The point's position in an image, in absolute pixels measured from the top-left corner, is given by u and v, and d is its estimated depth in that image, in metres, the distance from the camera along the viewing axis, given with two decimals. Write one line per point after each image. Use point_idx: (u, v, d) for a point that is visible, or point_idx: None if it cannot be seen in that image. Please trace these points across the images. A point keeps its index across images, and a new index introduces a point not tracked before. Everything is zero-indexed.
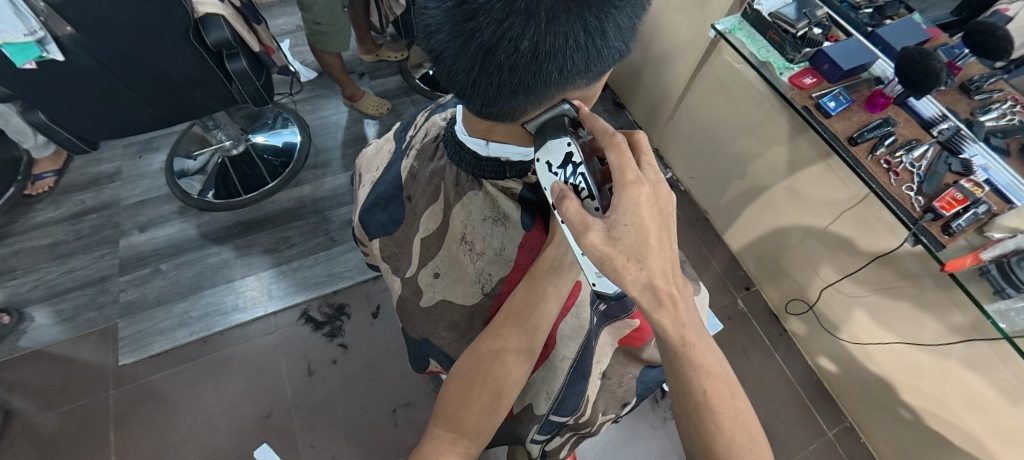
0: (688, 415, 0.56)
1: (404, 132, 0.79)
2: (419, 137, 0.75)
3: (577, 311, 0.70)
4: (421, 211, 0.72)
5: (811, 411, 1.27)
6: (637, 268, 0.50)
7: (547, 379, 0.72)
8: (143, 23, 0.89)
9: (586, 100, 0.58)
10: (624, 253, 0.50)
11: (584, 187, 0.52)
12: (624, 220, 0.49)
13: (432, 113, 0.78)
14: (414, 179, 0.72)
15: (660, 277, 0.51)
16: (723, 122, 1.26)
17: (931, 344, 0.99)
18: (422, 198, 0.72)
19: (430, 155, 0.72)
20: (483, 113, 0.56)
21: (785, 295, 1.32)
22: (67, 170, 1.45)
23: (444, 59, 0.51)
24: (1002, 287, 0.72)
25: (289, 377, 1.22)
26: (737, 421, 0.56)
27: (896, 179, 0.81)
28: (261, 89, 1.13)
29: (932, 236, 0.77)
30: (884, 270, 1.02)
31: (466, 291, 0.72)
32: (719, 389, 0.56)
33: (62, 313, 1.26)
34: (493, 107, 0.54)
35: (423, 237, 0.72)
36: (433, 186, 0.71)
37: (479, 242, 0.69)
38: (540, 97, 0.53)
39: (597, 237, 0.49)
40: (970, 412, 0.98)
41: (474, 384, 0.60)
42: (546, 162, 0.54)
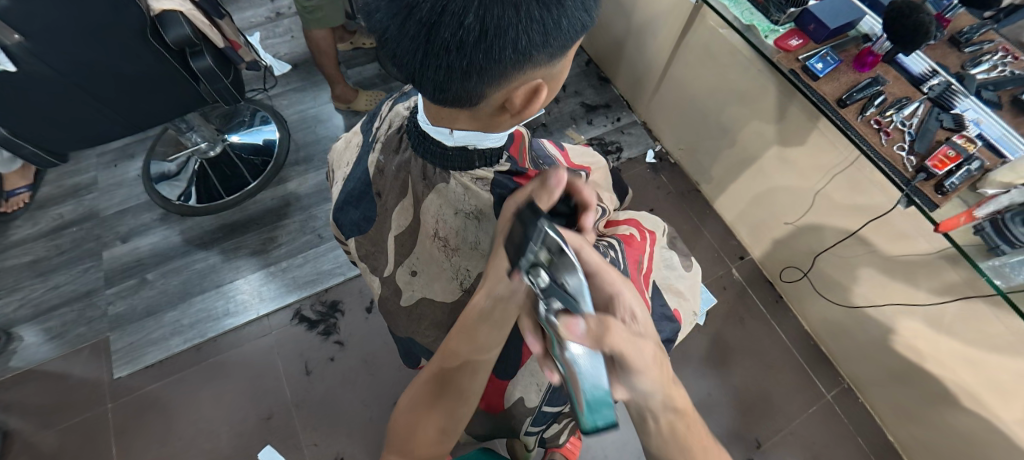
0: None
1: (369, 124, 0.75)
2: (382, 129, 0.71)
3: None
4: (391, 208, 0.69)
5: (809, 375, 1.27)
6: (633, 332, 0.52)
7: (535, 371, 0.71)
8: (98, 25, 0.85)
9: (551, 82, 0.55)
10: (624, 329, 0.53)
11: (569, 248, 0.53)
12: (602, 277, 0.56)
13: (394, 102, 0.74)
14: (382, 173, 0.69)
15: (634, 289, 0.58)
16: (710, 91, 1.23)
17: (926, 302, 0.99)
18: (391, 194, 0.68)
19: (395, 146, 0.68)
20: (438, 100, 0.54)
21: (780, 262, 1.31)
22: (40, 183, 1.41)
23: (389, 42, 0.49)
24: (996, 244, 0.70)
25: (286, 378, 1.21)
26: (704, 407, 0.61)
27: (887, 139, 0.78)
28: (230, 86, 1.08)
29: (925, 196, 0.74)
30: (879, 232, 1.01)
31: (445, 288, 0.71)
32: None
33: (52, 329, 1.24)
34: (447, 92, 0.51)
35: (396, 235, 0.69)
36: (399, 181, 0.67)
37: (453, 237, 0.67)
38: (495, 80, 0.50)
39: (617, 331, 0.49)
40: (966, 367, 0.98)
41: (453, 380, 0.63)
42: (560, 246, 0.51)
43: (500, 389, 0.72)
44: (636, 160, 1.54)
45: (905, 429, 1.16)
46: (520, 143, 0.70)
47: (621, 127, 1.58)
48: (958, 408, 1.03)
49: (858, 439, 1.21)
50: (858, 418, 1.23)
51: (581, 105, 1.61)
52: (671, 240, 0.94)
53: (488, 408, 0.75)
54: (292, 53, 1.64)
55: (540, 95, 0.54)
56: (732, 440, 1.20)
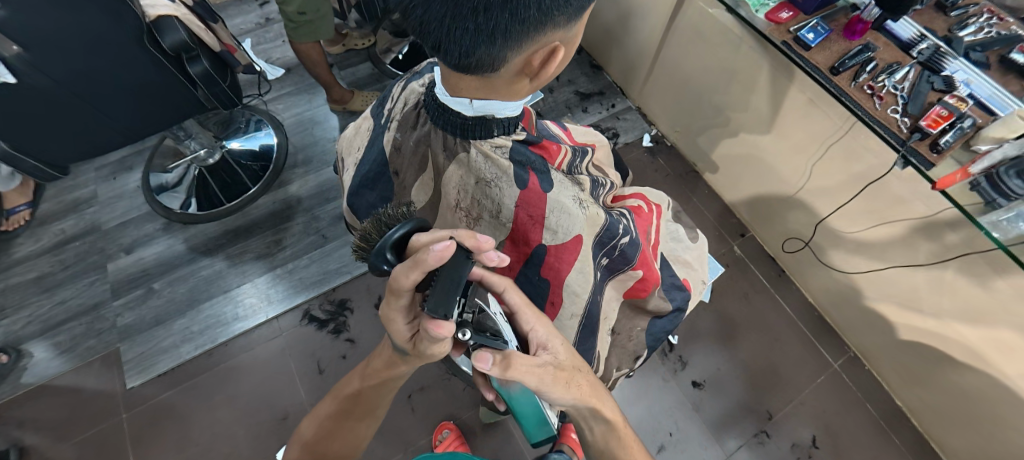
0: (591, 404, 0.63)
1: (380, 107, 0.75)
2: (398, 108, 0.71)
3: (581, 267, 0.69)
4: (410, 184, 0.70)
5: (815, 345, 1.29)
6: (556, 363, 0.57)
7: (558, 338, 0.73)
8: (97, 33, 0.86)
9: (568, 45, 0.57)
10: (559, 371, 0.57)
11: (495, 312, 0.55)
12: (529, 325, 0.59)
13: (408, 83, 0.73)
14: (399, 151, 0.69)
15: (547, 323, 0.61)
16: (703, 70, 1.25)
17: (927, 263, 1.00)
18: (410, 170, 0.69)
19: (412, 122, 0.68)
20: (461, 67, 0.55)
21: (780, 235, 1.33)
22: (40, 200, 1.40)
23: (415, 9, 0.50)
24: (992, 198, 0.72)
25: (299, 379, 1.22)
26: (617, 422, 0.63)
27: (881, 103, 0.79)
28: (227, 90, 1.09)
29: (921, 156, 0.76)
30: (876, 198, 1.02)
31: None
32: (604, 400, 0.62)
33: (61, 344, 1.24)
34: (471, 57, 0.52)
35: (416, 210, 0.72)
36: (419, 157, 0.68)
37: (474, 207, 0.67)
38: (518, 43, 0.51)
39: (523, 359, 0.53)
40: (968, 327, 1.00)
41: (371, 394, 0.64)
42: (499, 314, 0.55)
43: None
44: (633, 145, 1.56)
45: (912, 392, 1.18)
46: (530, 119, 0.73)
47: (616, 113, 1.60)
48: (963, 368, 1.04)
49: (866, 405, 1.23)
50: (865, 385, 1.25)
51: (575, 93, 1.63)
52: (675, 215, 0.95)
53: None
54: (284, 57, 1.64)
55: (557, 56, 0.56)
56: (743, 413, 1.22)
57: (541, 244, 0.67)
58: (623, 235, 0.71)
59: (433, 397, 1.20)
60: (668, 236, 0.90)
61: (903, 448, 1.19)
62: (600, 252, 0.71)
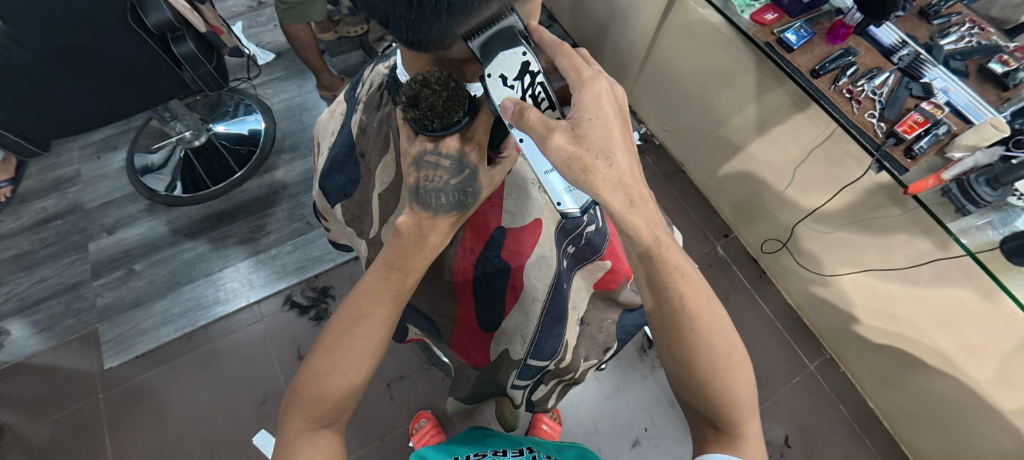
0: (682, 340, 0.55)
1: (352, 90, 0.75)
2: (364, 90, 0.72)
3: (542, 252, 0.66)
4: (375, 165, 0.69)
5: (791, 346, 1.31)
6: (607, 166, 0.50)
7: (520, 323, 0.70)
8: (80, 10, 0.85)
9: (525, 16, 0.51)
10: (591, 152, 0.49)
11: (543, 98, 0.50)
12: (589, 115, 0.49)
13: (375, 65, 0.73)
14: (364, 132, 0.70)
15: (629, 175, 0.52)
16: (692, 70, 1.25)
17: (902, 268, 1.01)
18: (374, 151, 0.69)
19: (376, 104, 0.68)
20: (410, 41, 0.49)
21: (762, 236, 1.34)
22: (22, 177, 1.39)
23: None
24: (963, 205, 0.75)
25: (279, 364, 1.22)
26: (714, 323, 0.55)
27: (859, 107, 0.80)
28: (214, 72, 1.08)
29: (895, 160, 0.77)
30: (852, 202, 1.03)
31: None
32: (694, 292, 0.55)
33: (39, 323, 1.23)
34: (419, 32, 0.47)
35: (380, 192, 0.69)
36: (381, 137, 0.67)
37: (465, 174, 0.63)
38: (467, 16, 0.46)
39: (563, 139, 0.48)
40: (940, 332, 1.01)
41: (338, 377, 0.56)
42: (499, 76, 0.48)
43: (485, 344, 0.74)
44: None
45: (884, 394, 1.20)
46: None
47: None
48: (934, 372, 1.06)
49: (839, 406, 1.25)
50: (840, 387, 1.27)
51: None
52: None
53: (475, 363, 0.77)
54: (275, 42, 1.63)
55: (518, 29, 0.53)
56: None
57: (499, 227, 0.65)
58: (589, 224, 0.69)
59: (412, 387, 1.21)
60: None
61: (874, 449, 1.21)
62: (565, 240, 0.69)
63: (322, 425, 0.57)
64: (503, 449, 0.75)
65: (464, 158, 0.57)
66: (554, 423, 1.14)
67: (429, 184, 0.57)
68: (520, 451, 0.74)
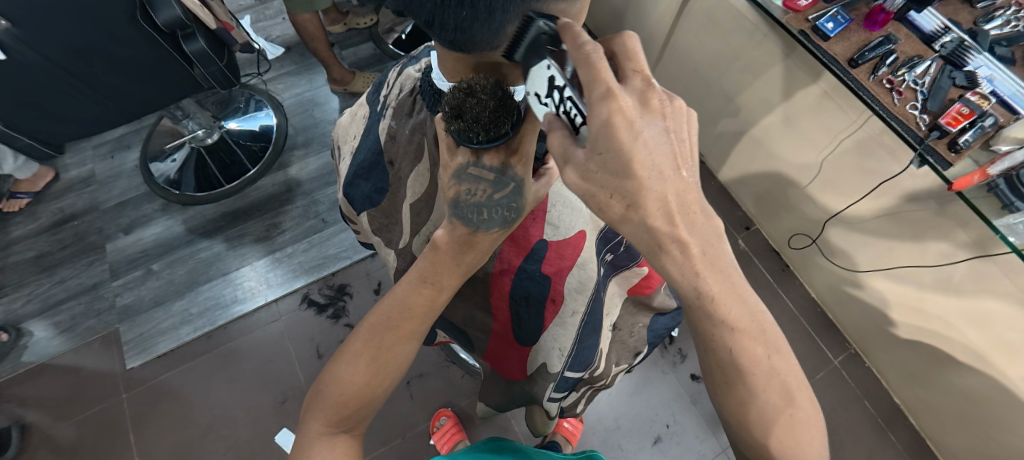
0: (732, 393, 0.50)
1: (377, 92, 0.72)
2: (394, 94, 0.69)
3: (583, 263, 0.65)
4: (407, 174, 0.67)
5: (816, 341, 1.28)
6: (625, 207, 0.44)
7: (557, 335, 0.67)
8: (90, 11, 0.83)
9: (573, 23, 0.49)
10: (608, 191, 0.44)
11: (576, 113, 0.44)
12: (600, 149, 0.42)
13: (404, 68, 0.71)
14: (394, 139, 0.68)
15: (662, 216, 0.44)
16: (714, 58, 1.21)
17: (935, 264, 0.97)
18: (405, 160, 0.67)
19: (408, 110, 0.67)
20: (457, 44, 0.48)
21: (787, 230, 1.31)
22: (46, 193, 1.37)
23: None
24: (1011, 201, 0.71)
25: (297, 363, 1.21)
26: (773, 379, 0.49)
27: (899, 98, 0.77)
28: (224, 69, 1.06)
29: (938, 155, 0.73)
30: (886, 197, 0.99)
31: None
32: (748, 345, 0.49)
33: (60, 324, 1.24)
34: (467, 33, 0.45)
35: (412, 202, 0.67)
36: (415, 145, 0.66)
37: None
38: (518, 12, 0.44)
39: (574, 174, 0.45)
40: (973, 329, 0.98)
41: (363, 384, 0.55)
42: (534, 93, 0.46)
43: (523, 357, 0.71)
44: None
45: (912, 392, 1.17)
46: None
47: None
48: (964, 368, 1.03)
49: (865, 402, 1.22)
50: (865, 381, 1.24)
51: None
52: None
53: (508, 374, 0.76)
54: (284, 36, 1.60)
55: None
56: None
57: (541, 239, 0.65)
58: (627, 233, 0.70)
59: (431, 385, 1.21)
60: None
61: (900, 446, 1.18)
62: (604, 247, 0.69)
63: (341, 431, 0.56)
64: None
65: (506, 172, 0.54)
66: (576, 421, 1.14)
67: (469, 197, 0.54)
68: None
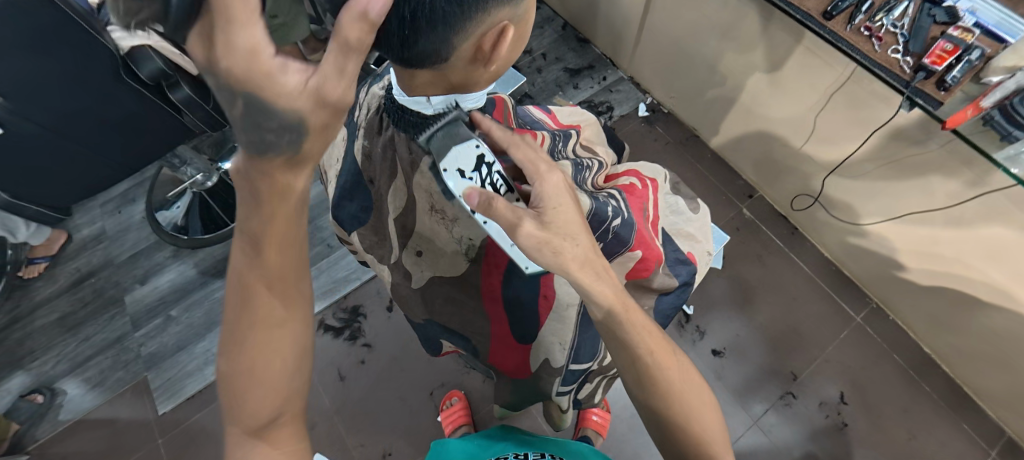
0: (629, 359, 0.53)
1: (350, 114, 0.72)
2: (363, 114, 0.69)
3: None
4: (386, 191, 0.67)
5: (835, 300, 1.26)
6: (573, 245, 0.49)
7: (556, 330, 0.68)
8: (77, 74, 0.85)
9: (521, 24, 0.49)
10: (559, 236, 0.49)
11: (501, 183, 0.52)
12: (551, 204, 0.49)
13: (370, 86, 0.70)
14: (370, 159, 0.67)
15: (592, 253, 0.51)
16: (692, 30, 1.20)
17: (945, 206, 0.95)
18: (383, 177, 0.67)
19: (377, 128, 0.65)
20: (407, 58, 0.49)
21: (791, 193, 1.29)
22: (62, 254, 1.41)
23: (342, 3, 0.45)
24: (1008, 132, 0.68)
25: (322, 388, 1.23)
26: (660, 349, 0.54)
27: (881, 44, 0.74)
28: (213, 111, 1.07)
29: (927, 95, 0.70)
30: (883, 146, 0.98)
31: (451, 262, 0.67)
32: (637, 323, 0.53)
33: (90, 379, 1.27)
34: (414, 47, 0.47)
35: (395, 217, 0.67)
36: (388, 162, 0.65)
37: (449, 208, 0.62)
38: (457, 27, 0.45)
39: (531, 230, 0.48)
40: (993, 265, 0.95)
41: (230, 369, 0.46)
42: (456, 171, 0.52)
43: (526, 355, 0.72)
44: (628, 116, 1.51)
45: (941, 338, 1.14)
46: (503, 108, 0.69)
47: (608, 86, 1.55)
48: (990, 308, 1.00)
49: (894, 356, 1.19)
50: (891, 335, 1.21)
51: (564, 70, 1.58)
52: (676, 185, 0.91)
53: (513, 373, 0.76)
54: None
55: (508, 37, 0.48)
56: (768, 376, 1.19)
57: None
58: (614, 218, 0.66)
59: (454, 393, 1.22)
60: (668, 209, 0.86)
61: (935, 395, 1.15)
62: (592, 237, 0.66)
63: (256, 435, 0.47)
64: (523, 452, 0.78)
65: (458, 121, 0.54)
66: (603, 412, 1.13)
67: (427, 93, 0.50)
68: (541, 454, 0.77)
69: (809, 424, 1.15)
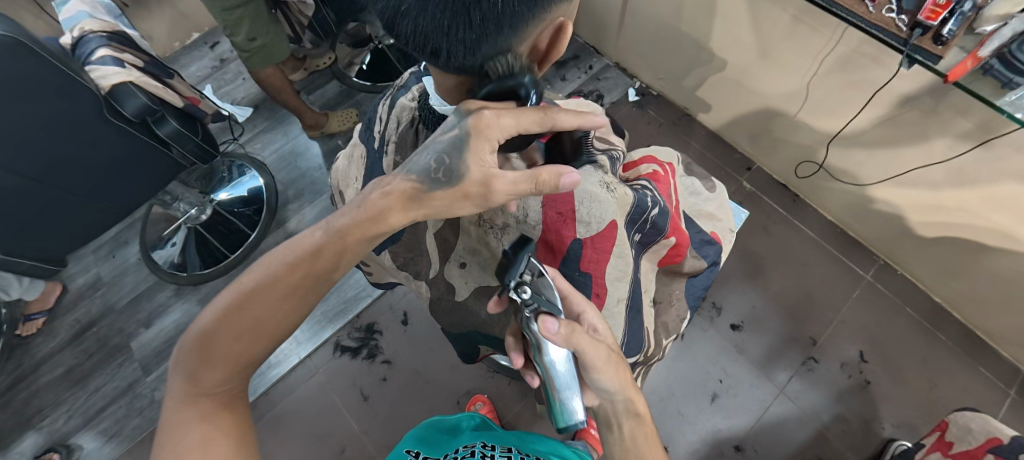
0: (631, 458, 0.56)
1: (371, 131, 0.73)
2: (391, 128, 0.69)
3: (620, 251, 0.67)
4: None
5: (844, 261, 1.28)
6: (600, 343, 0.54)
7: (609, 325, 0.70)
8: (58, 119, 0.82)
9: (571, 19, 0.53)
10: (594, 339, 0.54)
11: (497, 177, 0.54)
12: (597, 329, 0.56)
13: (394, 100, 0.71)
14: None
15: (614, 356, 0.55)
16: (675, 10, 1.20)
17: (945, 159, 0.96)
18: None
19: (412, 142, 0.66)
20: (466, 67, 0.50)
21: (790, 162, 1.30)
22: (59, 307, 1.36)
23: (409, 13, 0.45)
24: (1009, 79, 0.69)
25: (346, 410, 1.22)
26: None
27: (874, 5, 0.75)
28: (201, 143, 1.08)
29: (927, 51, 0.71)
30: (878, 105, 0.98)
31: (498, 270, 0.69)
32: (647, 432, 0.57)
33: (106, 431, 1.23)
34: (477, 54, 0.48)
35: (437, 231, 0.70)
36: None
37: (498, 216, 0.66)
38: (523, 30, 0.47)
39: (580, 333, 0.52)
40: (996, 211, 0.96)
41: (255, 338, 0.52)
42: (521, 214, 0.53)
43: None
44: (619, 102, 1.51)
45: (950, 287, 1.16)
46: None
47: (596, 74, 1.55)
48: (998, 252, 1.02)
49: (906, 310, 1.22)
50: (901, 290, 1.23)
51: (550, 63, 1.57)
52: (688, 167, 0.92)
53: None
54: (249, 95, 1.60)
55: (564, 32, 0.52)
56: (788, 344, 1.21)
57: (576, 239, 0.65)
58: (653, 208, 0.68)
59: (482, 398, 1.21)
60: (686, 192, 0.86)
61: (951, 343, 1.18)
62: (633, 228, 0.68)
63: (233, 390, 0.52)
64: (492, 443, 0.79)
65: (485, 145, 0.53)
66: None
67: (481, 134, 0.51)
68: (508, 448, 0.77)
69: (834, 387, 1.16)
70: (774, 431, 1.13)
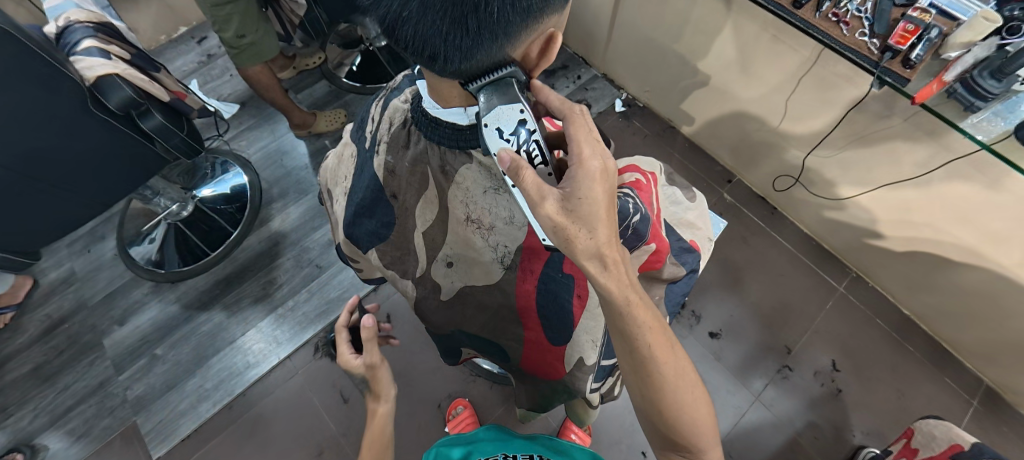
0: (637, 374, 0.55)
1: (362, 131, 0.73)
2: (384, 128, 0.69)
3: None
4: (413, 204, 0.68)
5: (818, 273, 1.32)
6: (588, 236, 0.53)
7: (590, 328, 0.71)
8: (38, 110, 0.81)
9: (562, 30, 0.55)
10: (575, 224, 0.52)
11: (537, 155, 0.54)
12: (579, 193, 0.52)
13: (387, 101, 0.72)
14: (394, 174, 0.68)
15: (608, 245, 0.54)
16: (661, 25, 1.24)
17: (913, 176, 1.01)
18: (410, 191, 0.68)
19: (404, 141, 0.67)
20: (461, 72, 0.51)
21: (768, 176, 1.34)
22: (28, 302, 1.32)
23: (409, 18, 0.47)
24: (970, 102, 0.74)
25: (325, 412, 1.20)
26: (679, 370, 0.56)
27: (848, 29, 0.79)
28: (186, 138, 1.05)
29: (896, 74, 0.75)
30: (851, 123, 1.03)
31: (483, 270, 0.71)
32: (659, 339, 0.55)
33: (74, 431, 1.20)
34: (472, 59, 0.50)
35: (424, 231, 0.69)
36: (417, 176, 0.67)
37: (486, 217, 0.66)
38: (517, 38, 0.49)
39: (553, 207, 0.52)
40: (960, 227, 1.01)
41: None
42: (496, 127, 0.53)
43: (560, 355, 0.73)
44: (605, 113, 1.54)
45: (917, 299, 1.21)
46: None
47: (584, 84, 1.58)
48: (962, 267, 1.06)
49: (876, 321, 1.26)
50: (872, 302, 1.28)
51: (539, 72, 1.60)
52: (670, 176, 0.95)
53: (547, 376, 0.77)
54: (236, 92, 1.58)
55: (555, 42, 0.54)
56: (764, 352, 1.24)
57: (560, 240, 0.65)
58: (634, 214, 0.70)
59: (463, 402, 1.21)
60: (667, 200, 0.90)
61: (918, 354, 1.22)
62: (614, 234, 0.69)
63: None
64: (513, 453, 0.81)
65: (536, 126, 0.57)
66: None
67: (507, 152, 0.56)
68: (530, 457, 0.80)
69: (807, 394, 1.20)
70: (748, 438, 1.16)
